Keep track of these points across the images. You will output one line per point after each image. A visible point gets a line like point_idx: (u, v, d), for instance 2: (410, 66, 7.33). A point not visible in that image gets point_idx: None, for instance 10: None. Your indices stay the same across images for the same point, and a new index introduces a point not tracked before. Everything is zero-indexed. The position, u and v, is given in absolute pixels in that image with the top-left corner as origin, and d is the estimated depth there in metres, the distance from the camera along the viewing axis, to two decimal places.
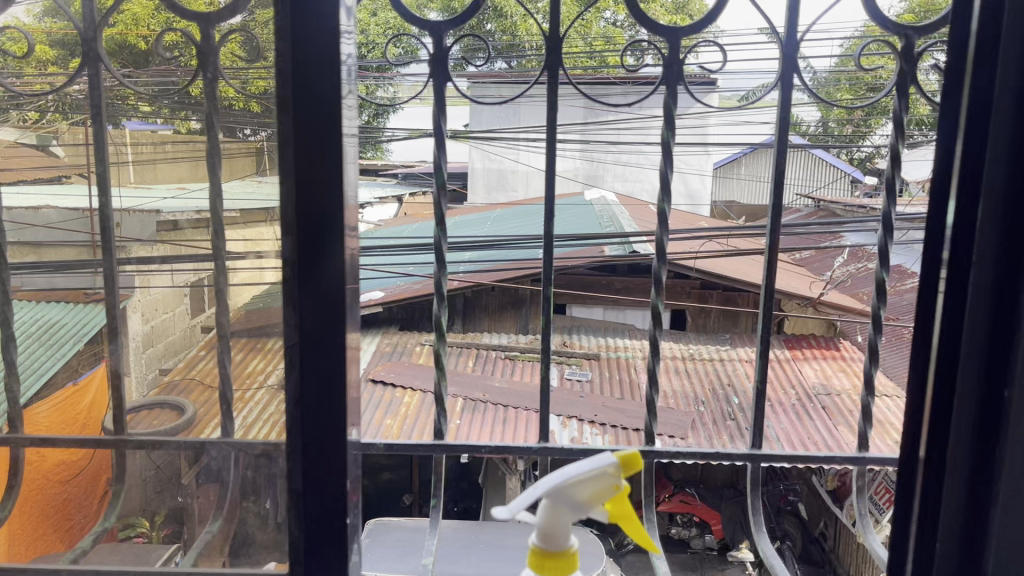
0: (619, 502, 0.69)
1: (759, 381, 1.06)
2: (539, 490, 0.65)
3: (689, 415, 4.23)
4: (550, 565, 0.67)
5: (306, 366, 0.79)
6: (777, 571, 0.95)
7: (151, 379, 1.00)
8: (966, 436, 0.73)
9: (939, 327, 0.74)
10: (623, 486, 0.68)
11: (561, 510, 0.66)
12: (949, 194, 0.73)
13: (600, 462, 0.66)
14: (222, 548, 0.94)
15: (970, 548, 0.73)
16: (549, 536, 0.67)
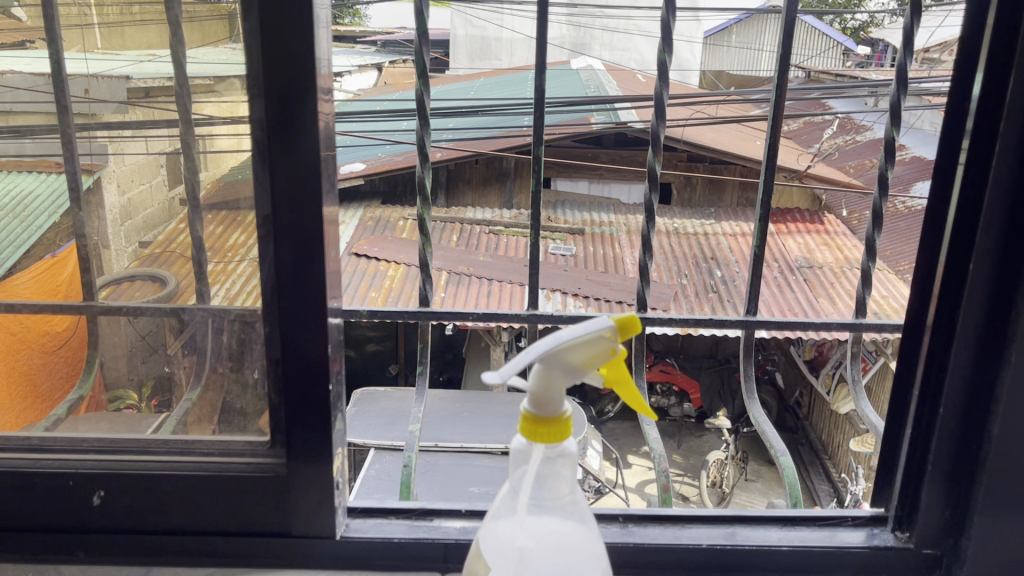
0: (614, 367, 0.66)
1: (756, 246, 1.01)
2: (529, 352, 0.61)
3: (672, 288, 4.25)
4: (540, 432, 0.63)
5: (280, 239, 0.70)
6: (769, 435, 0.94)
7: (130, 251, 0.86)
8: (979, 304, 0.68)
9: (959, 198, 0.68)
10: (619, 350, 0.64)
11: (553, 375, 0.62)
12: (981, 58, 0.66)
13: (595, 326, 0.62)
14: (210, 417, 0.80)
15: (974, 410, 0.70)
16: (541, 400, 0.63)
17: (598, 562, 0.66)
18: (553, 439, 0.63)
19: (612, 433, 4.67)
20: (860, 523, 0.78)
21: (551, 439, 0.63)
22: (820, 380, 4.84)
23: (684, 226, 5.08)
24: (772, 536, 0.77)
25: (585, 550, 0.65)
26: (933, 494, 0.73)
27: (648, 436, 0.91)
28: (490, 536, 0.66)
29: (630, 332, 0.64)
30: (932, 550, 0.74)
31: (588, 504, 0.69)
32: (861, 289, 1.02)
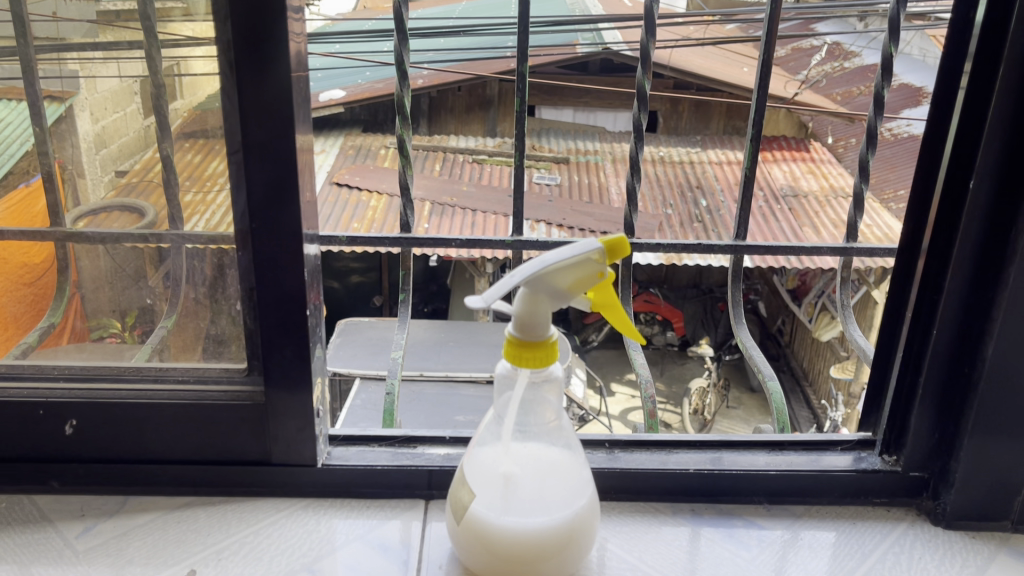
0: (602, 292, 0.64)
1: (747, 168, 0.98)
2: (514, 275, 0.58)
3: (657, 218, 4.22)
4: (528, 357, 0.60)
5: (250, 168, 0.64)
6: (756, 359, 0.93)
7: (106, 181, 0.77)
8: (976, 227, 0.66)
9: (958, 121, 0.65)
10: (608, 274, 0.61)
11: (540, 299, 0.59)
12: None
13: (584, 248, 0.59)
14: (189, 343, 0.77)
15: (967, 332, 0.69)
16: (527, 325, 0.60)
17: (586, 487, 0.65)
18: (539, 364, 0.61)
19: (595, 361, 4.68)
20: (848, 447, 0.78)
21: (537, 365, 0.61)
22: (802, 309, 4.86)
23: (670, 154, 5.03)
24: (760, 460, 0.77)
25: (574, 476, 0.64)
26: (923, 417, 0.72)
27: (635, 362, 0.89)
28: (475, 464, 0.64)
29: (619, 254, 0.61)
30: (921, 473, 0.74)
31: (574, 429, 0.68)
32: (852, 212, 0.99)
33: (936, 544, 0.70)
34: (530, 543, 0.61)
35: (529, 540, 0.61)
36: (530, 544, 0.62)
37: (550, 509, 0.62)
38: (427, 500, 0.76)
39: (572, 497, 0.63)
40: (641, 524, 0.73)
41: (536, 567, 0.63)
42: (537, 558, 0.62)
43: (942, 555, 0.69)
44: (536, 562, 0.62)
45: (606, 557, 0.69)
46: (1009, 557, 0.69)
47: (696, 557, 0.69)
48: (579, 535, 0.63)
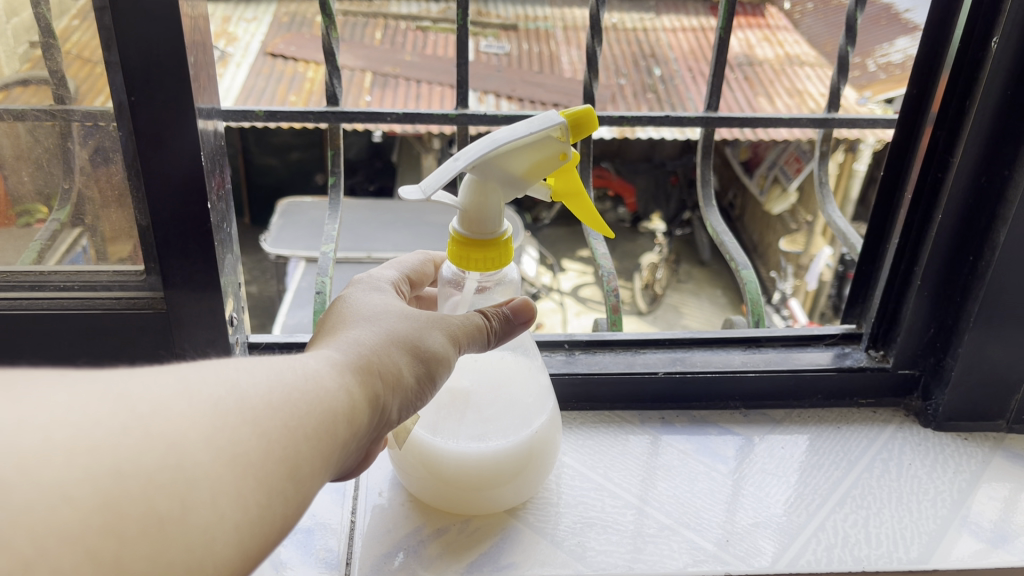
0: (564, 172, 0.53)
1: (721, 31, 0.87)
2: (458, 158, 0.47)
3: (609, 89, 4.05)
4: (476, 260, 0.50)
5: (123, 34, 0.51)
6: (727, 246, 0.84)
7: (20, 52, 0.58)
8: (993, 97, 0.56)
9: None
10: (572, 156, 0.50)
11: (490, 189, 0.49)
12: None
13: (544, 124, 0.48)
14: (105, 236, 0.62)
15: (974, 220, 0.60)
16: (475, 220, 0.50)
17: (548, 401, 0.57)
18: (490, 267, 0.51)
19: (547, 239, 4.40)
20: (831, 342, 0.71)
21: (488, 267, 0.51)
22: (754, 181, 4.79)
23: (622, 21, 4.67)
24: (735, 360, 0.69)
25: (532, 395, 0.55)
26: (917, 311, 0.65)
27: (596, 253, 0.81)
28: None
29: (586, 130, 0.50)
30: (910, 370, 0.68)
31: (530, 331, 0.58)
32: (835, 80, 0.89)
33: (927, 448, 0.65)
34: (483, 470, 0.53)
35: (482, 465, 0.53)
36: (482, 468, 0.54)
37: (508, 430, 0.53)
38: None
39: (529, 418, 0.55)
40: (606, 436, 0.66)
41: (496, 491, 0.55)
42: (493, 482, 0.54)
43: (932, 461, 0.64)
44: (496, 485, 0.55)
45: (564, 475, 0.62)
46: (1003, 460, 0.64)
47: (660, 468, 0.63)
48: (539, 455, 0.56)
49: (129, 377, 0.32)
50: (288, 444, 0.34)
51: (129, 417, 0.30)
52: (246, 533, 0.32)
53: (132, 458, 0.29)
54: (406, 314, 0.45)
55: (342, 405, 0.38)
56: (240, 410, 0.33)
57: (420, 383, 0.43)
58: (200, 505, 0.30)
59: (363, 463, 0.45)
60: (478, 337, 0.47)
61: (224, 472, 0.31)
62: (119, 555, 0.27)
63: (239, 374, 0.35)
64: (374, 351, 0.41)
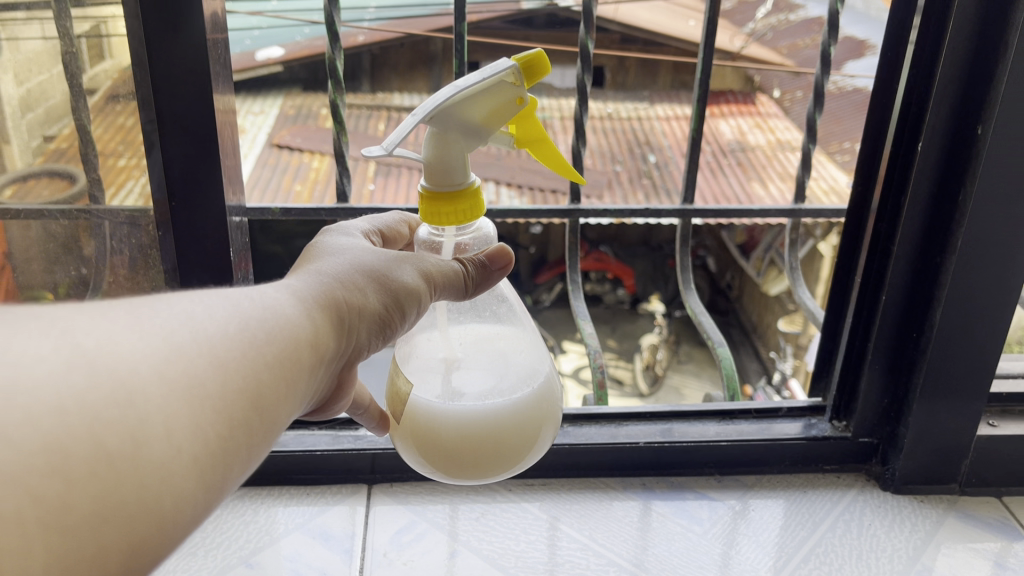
0: (528, 122, 0.50)
1: (694, 130, 0.96)
2: (415, 111, 0.45)
3: (605, 175, 4.20)
4: (446, 213, 0.47)
5: (168, 148, 0.59)
6: (705, 324, 0.92)
7: (33, 146, 0.67)
8: (924, 190, 0.64)
9: (905, 91, 0.63)
10: (528, 99, 0.48)
11: (450, 140, 0.47)
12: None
13: (494, 69, 0.46)
14: None
15: (916, 295, 0.67)
16: (439, 172, 0.47)
17: (541, 368, 0.52)
18: (461, 221, 0.48)
19: (547, 321, 4.48)
20: (799, 413, 0.77)
21: (458, 222, 0.48)
22: (750, 263, 4.88)
23: (617, 110, 4.76)
24: (710, 430, 0.75)
25: (529, 355, 0.53)
26: (872, 384, 0.71)
27: (584, 333, 0.88)
28: (407, 353, 0.53)
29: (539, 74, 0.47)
30: (869, 439, 0.74)
31: (502, 297, 0.55)
32: (800, 172, 0.98)
33: (886, 509, 0.71)
34: (490, 428, 0.49)
35: (486, 425, 0.49)
36: (486, 430, 0.49)
37: (510, 387, 0.50)
38: (370, 485, 0.73)
39: (531, 378, 0.51)
40: (591, 500, 0.72)
41: (500, 458, 0.51)
42: (496, 447, 0.50)
43: (891, 521, 0.69)
44: (501, 450, 0.50)
45: (557, 537, 0.68)
46: (955, 519, 0.70)
47: (650, 532, 0.69)
48: (542, 417, 0.52)
49: (67, 316, 0.32)
50: (248, 376, 0.36)
51: (72, 353, 0.30)
52: (204, 462, 0.33)
53: (76, 394, 0.29)
54: (376, 250, 0.47)
55: (306, 333, 0.40)
56: (194, 339, 0.35)
57: (387, 309, 0.45)
58: (154, 439, 0.31)
59: (331, 385, 0.49)
60: (452, 279, 0.47)
61: (177, 401, 0.32)
62: (64, 499, 0.28)
63: (196, 317, 0.36)
64: (339, 279, 0.44)
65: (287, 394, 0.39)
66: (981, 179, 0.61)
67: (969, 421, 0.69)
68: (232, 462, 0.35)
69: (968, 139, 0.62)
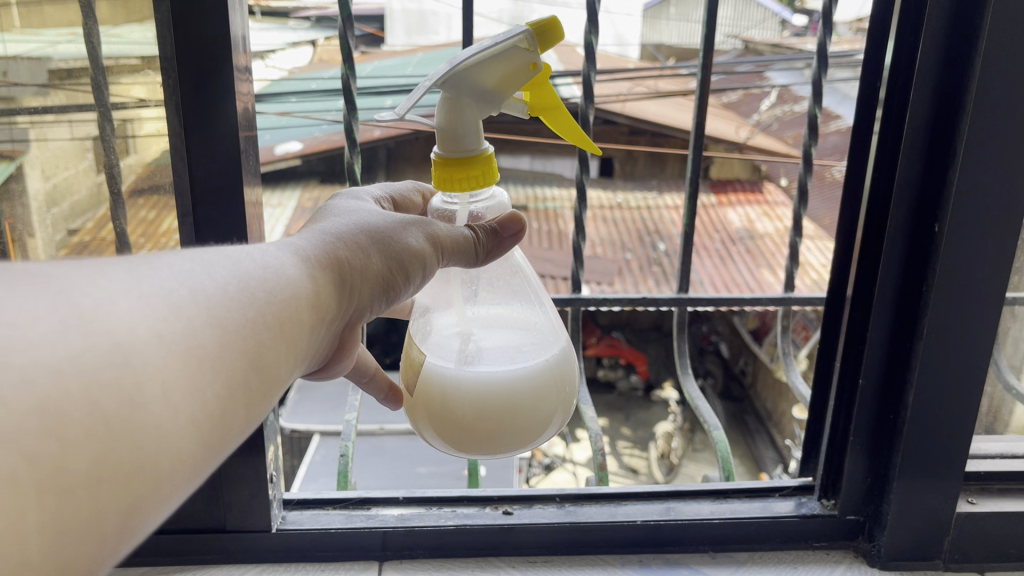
0: (541, 88, 0.56)
1: (687, 223, 1.02)
2: (431, 76, 0.52)
3: (615, 263, 4.27)
4: (459, 178, 0.54)
5: (202, 235, 0.68)
6: (702, 410, 0.96)
7: (57, 239, 0.75)
8: (892, 276, 0.69)
9: (873, 174, 0.69)
10: (540, 65, 0.54)
11: (463, 104, 0.53)
12: (887, 36, 0.66)
13: (508, 35, 0.52)
14: None
15: (891, 378, 0.72)
16: (452, 139, 0.54)
17: (551, 340, 0.59)
18: (474, 186, 0.54)
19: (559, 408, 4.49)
20: (788, 493, 0.81)
21: (471, 187, 0.54)
22: (763, 349, 4.87)
23: (627, 199, 4.87)
24: (704, 509, 0.79)
25: (543, 334, 0.59)
26: (856, 464, 0.75)
27: (585, 417, 0.93)
28: (429, 330, 0.60)
29: (552, 41, 0.53)
30: (856, 516, 0.78)
31: (526, 278, 0.62)
32: (788, 264, 1.04)
33: None
34: (503, 398, 0.55)
35: (499, 393, 0.55)
36: (500, 397, 0.55)
37: (524, 356, 0.57)
38: (381, 561, 0.77)
39: (546, 352, 0.58)
40: None
41: (515, 428, 0.56)
42: (512, 414, 0.56)
43: None
44: (516, 417, 0.56)
45: None
46: None
47: None
48: (557, 390, 0.58)
49: (67, 276, 0.36)
50: (247, 336, 0.43)
51: (71, 315, 0.34)
52: (202, 420, 0.40)
53: (74, 359, 0.33)
54: (384, 216, 0.55)
55: (305, 294, 0.48)
56: (197, 304, 0.40)
57: (390, 272, 0.52)
58: (151, 402, 0.36)
59: (334, 341, 0.57)
60: (457, 245, 0.54)
61: (170, 362, 0.38)
62: (58, 461, 0.32)
63: (196, 275, 0.42)
64: (344, 243, 0.52)
65: (288, 355, 0.47)
66: (944, 256, 0.66)
67: (948, 496, 0.73)
68: (219, 410, 0.41)
69: (932, 218, 0.67)
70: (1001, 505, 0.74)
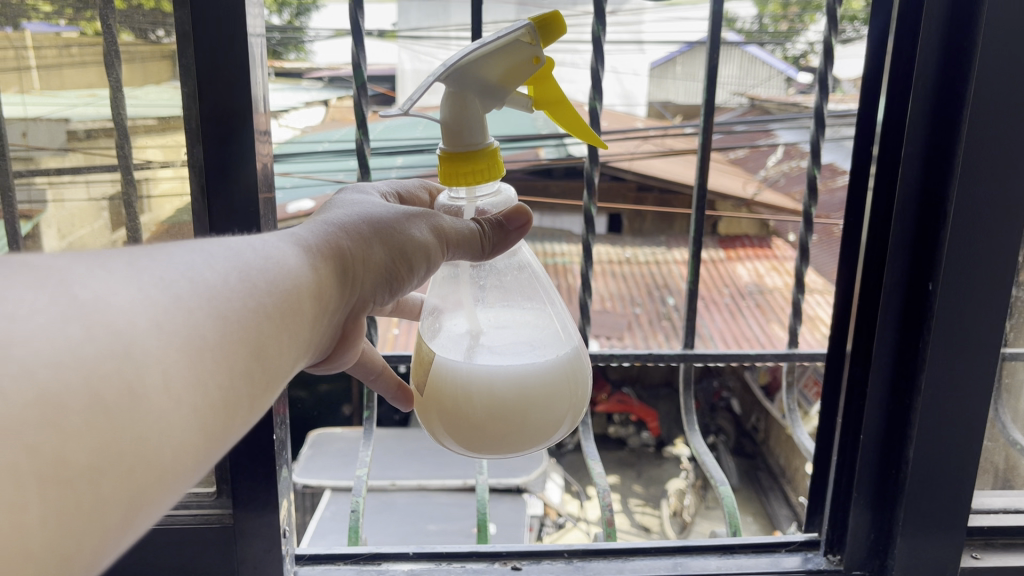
0: (543, 79, 0.58)
1: (691, 280, 1.05)
2: (433, 70, 0.54)
3: (624, 317, 4.29)
4: (463, 172, 0.56)
5: None
6: (709, 466, 0.97)
7: None
8: (889, 329, 0.71)
9: (869, 218, 0.71)
10: (543, 59, 0.56)
11: (464, 99, 0.56)
12: (881, 85, 0.69)
13: (508, 31, 0.54)
14: None
15: (892, 433, 0.74)
16: (456, 134, 0.56)
17: (561, 343, 0.61)
18: (478, 180, 0.57)
19: (570, 465, 4.46)
20: (795, 548, 0.82)
21: (474, 182, 0.57)
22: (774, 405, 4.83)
23: (636, 254, 4.90)
24: (711, 564, 0.80)
25: (556, 334, 0.61)
26: (860, 519, 0.76)
27: (593, 472, 0.94)
28: (442, 329, 0.62)
29: (553, 35, 0.55)
30: (862, 571, 0.78)
31: (536, 274, 0.65)
32: (792, 320, 1.06)
33: None
34: (514, 398, 0.57)
35: (510, 392, 0.57)
36: (510, 396, 0.57)
37: (534, 353, 0.59)
38: None
39: (556, 350, 0.60)
40: None
41: (526, 424, 0.58)
42: (523, 409, 0.57)
43: None
44: (528, 413, 0.57)
45: None
46: None
47: None
48: (568, 389, 0.59)
49: (68, 273, 0.36)
50: (248, 326, 0.43)
51: (68, 306, 0.34)
52: (205, 411, 0.39)
53: (72, 349, 0.33)
54: (387, 208, 0.56)
55: (307, 282, 0.48)
56: (196, 294, 0.40)
57: (393, 263, 0.53)
58: (151, 391, 0.36)
59: (336, 335, 0.58)
60: (462, 238, 0.56)
61: (173, 353, 0.37)
62: (60, 450, 0.31)
63: (196, 266, 0.42)
64: (346, 233, 0.53)
65: (286, 342, 0.47)
66: (940, 300, 0.68)
67: (950, 549, 0.74)
68: (212, 408, 0.39)
69: (929, 259, 0.69)
70: (1003, 559, 0.75)
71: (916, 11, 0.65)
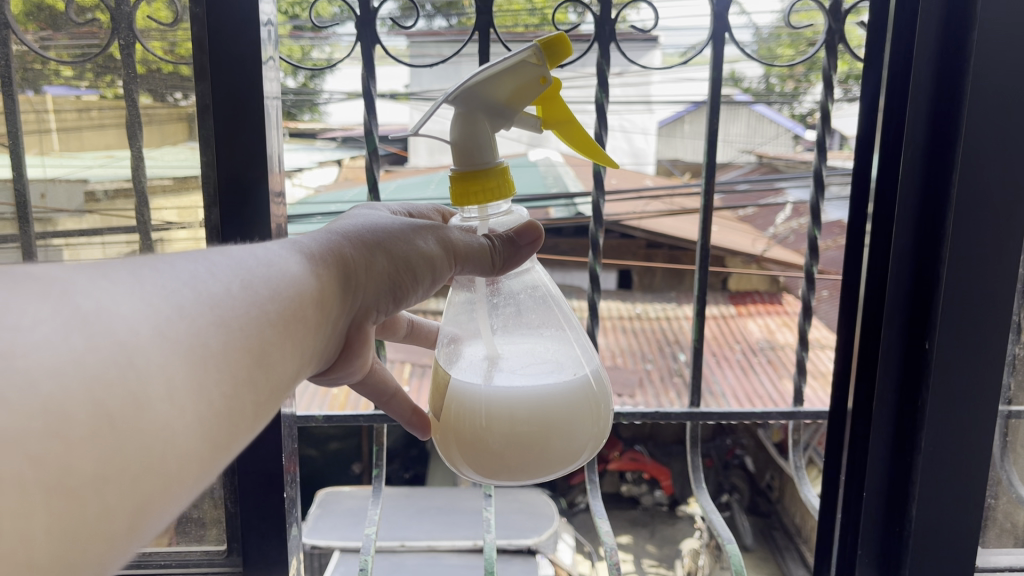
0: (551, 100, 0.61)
1: (697, 338, 1.06)
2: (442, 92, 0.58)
3: (636, 372, 4.25)
4: (473, 190, 0.59)
5: None
6: (716, 524, 0.97)
7: None
8: (889, 387, 0.73)
9: (866, 274, 0.73)
10: (550, 80, 0.59)
11: (476, 118, 0.59)
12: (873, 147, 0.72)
13: (516, 52, 0.58)
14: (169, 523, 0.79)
15: (895, 492, 0.74)
16: (469, 153, 0.59)
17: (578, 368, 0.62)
18: (491, 197, 0.59)
19: (581, 523, 4.41)
20: None
21: (485, 200, 0.59)
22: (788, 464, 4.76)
23: (646, 310, 4.93)
24: None
25: (574, 353, 0.63)
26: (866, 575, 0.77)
27: (600, 530, 0.94)
28: (463, 350, 0.63)
29: (561, 55, 0.58)
30: None
31: (553, 302, 0.66)
32: (797, 378, 1.07)
33: None
34: (535, 426, 0.58)
35: (530, 420, 0.58)
36: (529, 420, 0.58)
37: (550, 375, 0.60)
38: None
39: (575, 370, 0.62)
40: None
41: (549, 450, 0.60)
42: (543, 433, 0.59)
43: None
44: (548, 436, 0.59)
45: None
46: None
47: None
48: (586, 412, 0.61)
49: (70, 282, 0.37)
50: (248, 335, 0.44)
51: (72, 318, 0.35)
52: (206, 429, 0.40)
53: (76, 362, 0.34)
54: (396, 220, 0.59)
55: (310, 291, 0.50)
56: (205, 316, 0.41)
57: (396, 272, 0.56)
58: (155, 401, 0.37)
59: (343, 345, 0.60)
60: (469, 251, 0.58)
61: (175, 362, 0.38)
62: (63, 458, 0.32)
63: (199, 276, 0.43)
64: (349, 242, 0.56)
65: (289, 346, 0.48)
66: (937, 359, 0.69)
67: None
68: (199, 422, 0.39)
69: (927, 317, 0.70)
70: None
71: (904, 76, 0.68)
